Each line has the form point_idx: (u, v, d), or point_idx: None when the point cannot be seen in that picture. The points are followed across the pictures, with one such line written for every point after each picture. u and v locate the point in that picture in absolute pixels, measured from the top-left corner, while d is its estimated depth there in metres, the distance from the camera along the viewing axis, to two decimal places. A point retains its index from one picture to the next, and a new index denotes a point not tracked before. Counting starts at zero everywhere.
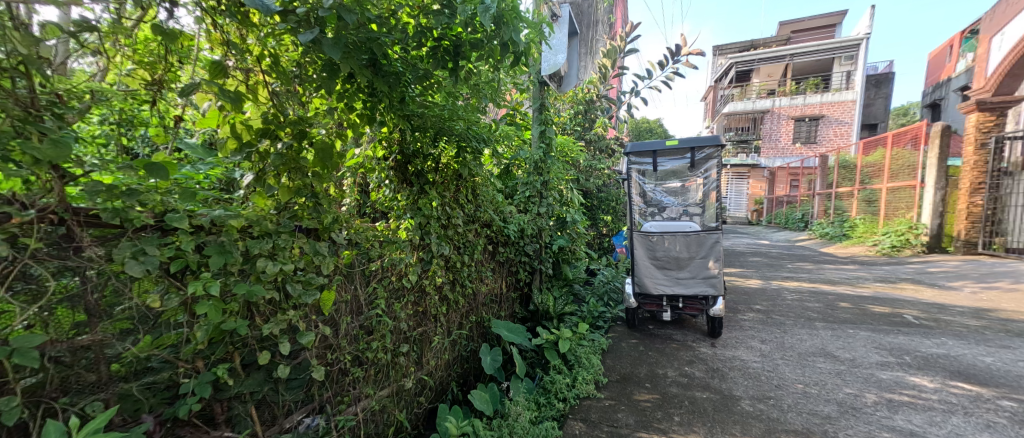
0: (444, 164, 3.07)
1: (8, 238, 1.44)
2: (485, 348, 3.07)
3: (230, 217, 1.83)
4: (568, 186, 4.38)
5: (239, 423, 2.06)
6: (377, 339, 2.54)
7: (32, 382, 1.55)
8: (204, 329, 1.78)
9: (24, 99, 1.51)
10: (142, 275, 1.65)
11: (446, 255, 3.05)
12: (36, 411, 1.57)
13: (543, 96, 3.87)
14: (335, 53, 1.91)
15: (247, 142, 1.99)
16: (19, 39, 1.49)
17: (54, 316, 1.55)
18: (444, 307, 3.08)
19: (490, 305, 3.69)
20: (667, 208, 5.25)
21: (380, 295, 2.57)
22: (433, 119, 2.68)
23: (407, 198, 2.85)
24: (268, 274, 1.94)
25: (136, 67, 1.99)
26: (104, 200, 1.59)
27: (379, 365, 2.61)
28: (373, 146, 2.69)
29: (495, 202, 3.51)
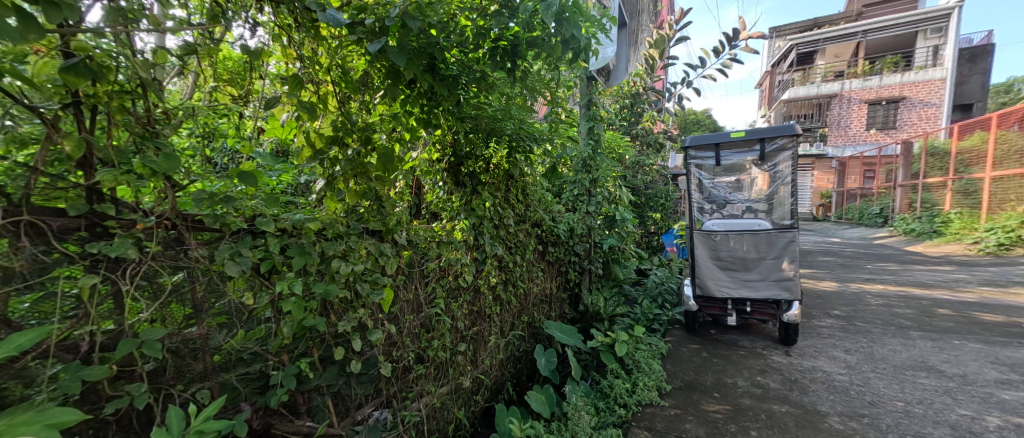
0: (494, 164, 2.99)
1: (135, 241, 1.66)
2: (540, 347, 2.79)
3: (308, 221, 1.97)
4: (616, 182, 3.97)
5: (318, 414, 2.16)
6: (437, 337, 2.52)
7: (152, 369, 1.77)
8: (289, 325, 1.92)
9: (143, 118, 1.75)
10: (239, 275, 1.83)
11: (498, 255, 2.96)
12: (157, 396, 1.77)
13: (592, 92, 3.68)
14: (401, 59, 2.01)
15: (319, 150, 2.08)
16: (140, 65, 1.67)
17: (169, 311, 1.78)
18: (497, 308, 2.97)
19: (541, 306, 3.61)
20: (730, 205, 4.99)
21: (439, 294, 2.53)
22: (487, 120, 2.63)
23: (460, 199, 2.78)
24: (341, 274, 2.04)
25: (221, 85, 2.23)
26: (207, 206, 1.78)
27: (438, 363, 2.60)
28: (428, 149, 2.65)
29: (545, 202, 3.44)
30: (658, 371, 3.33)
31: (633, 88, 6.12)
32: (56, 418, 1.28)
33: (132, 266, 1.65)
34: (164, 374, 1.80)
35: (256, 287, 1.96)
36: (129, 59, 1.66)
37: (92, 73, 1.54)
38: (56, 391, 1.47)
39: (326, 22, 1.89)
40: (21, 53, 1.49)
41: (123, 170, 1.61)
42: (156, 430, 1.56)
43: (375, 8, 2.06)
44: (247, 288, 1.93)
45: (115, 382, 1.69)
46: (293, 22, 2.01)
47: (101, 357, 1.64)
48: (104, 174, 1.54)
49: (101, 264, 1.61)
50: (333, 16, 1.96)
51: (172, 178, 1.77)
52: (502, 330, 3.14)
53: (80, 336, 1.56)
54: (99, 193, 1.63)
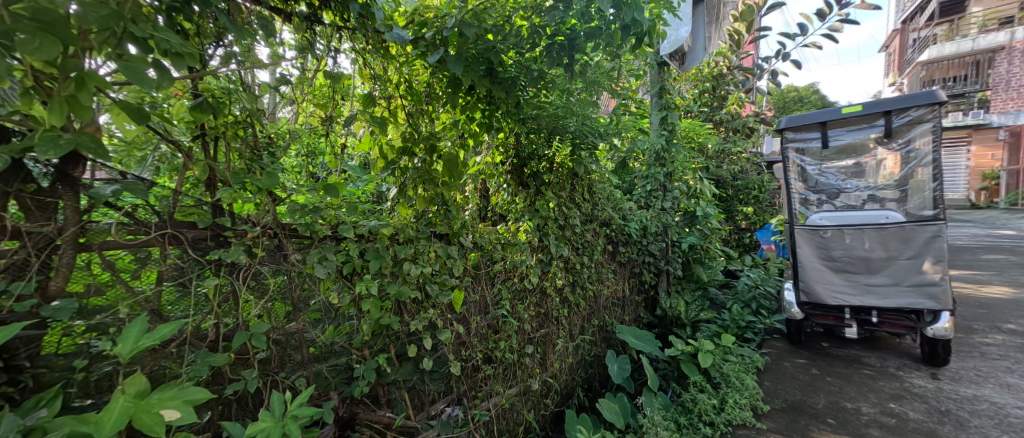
0: (558, 163, 2.82)
1: (246, 248, 1.93)
2: (612, 353, 2.70)
3: (382, 226, 2.08)
4: (696, 174, 3.58)
5: (397, 406, 2.26)
6: (504, 339, 2.49)
7: (263, 356, 2.02)
8: (368, 323, 2.06)
9: (251, 142, 2.03)
10: (326, 276, 2.01)
11: (565, 257, 2.82)
12: (265, 381, 2.03)
13: (664, 78, 3.38)
14: (458, 67, 2.07)
15: (390, 160, 2.20)
16: (246, 96, 1.99)
17: (274, 307, 2.03)
18: (565, 310, 2.83)
19: (614, 309, 3.39)
20: (844, 194, 4.23)
21: (504, 295, 2.49)
22: (549, 119, 2.56)
23: (524, 201, 2.70)
24: (412, 276, 2.14)
25: (315, 109, 2.36)
26: (302, 215, 1.97)
27: (507, 364, 2.57)
28: (491, 152, 2.67)
29: (614, 199, 3.23)
30: (752, 386, 2.95)
31: (714, 69, 5.71)
32: (190, 395, 1.53)
33: (244, 268, 1.92)
34: (272, 363, 2.05)
35: (340, 288, 2.12)
36: (239, 95, 1.97)
37: (213, 109, 1.81)
38: (189, 373, 1.77)
39: (392, 41, 1.98)
40: (169, 99, 1.92)
41: (238, 188, 1.89)
42: (262, 412, 1.80)
43: (433, 21, 2.13)
44: (336, 289, 2.10)
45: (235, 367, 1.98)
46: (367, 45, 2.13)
47: (224, 345, 1.93)
48: (224, 193, 1.83)
49: (223, 268, 1.89)
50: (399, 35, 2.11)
51: (274, 193, 2.03)
52: (572, 333, 2.98)
53: (208, 328, 1.87)
54: (221, 209, 1.93)
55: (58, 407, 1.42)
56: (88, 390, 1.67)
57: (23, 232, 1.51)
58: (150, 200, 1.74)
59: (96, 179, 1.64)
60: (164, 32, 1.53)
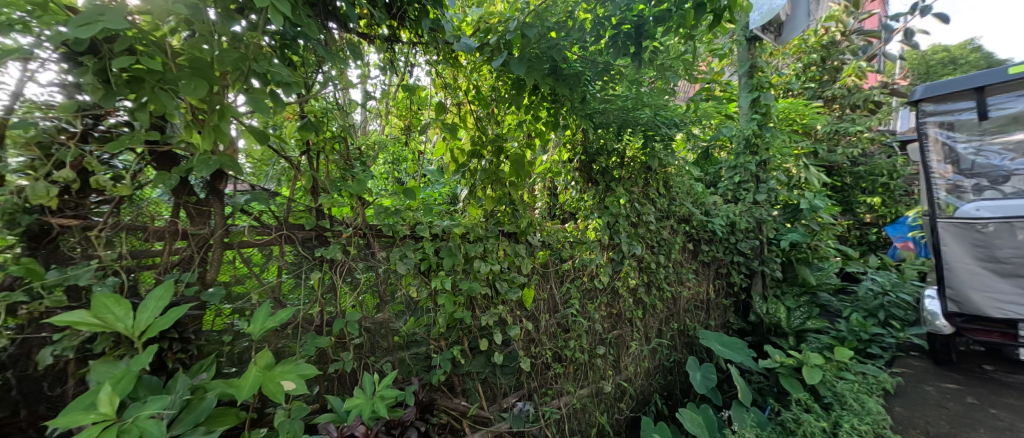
0: (630, 157, 2.72)
1: (343, 247, 2.11)
2: (694, 361, 2.62)
3: (454, 225, 2.20)
4: (798, 161, 3.12)
5: (471, 396, 2.37)
6: (574, 338, 2.49)
7: (359, 342, 2.19)
8: (443, 316, 2.20)
9: (347, 153, 2.18)
10: (406, 273, 2.15)
11: (638, 255, 2.68)
12: (360, 364, 2.20)
13: (755, 55, 3.03)
14: (520, 68, 2.09)
15: (460, 163, 2.28)
16: (339, 115, 2.12)
17: (366, 299, 2.20)
18: (641, 312, 2.70)
19: (696, 312, 3.13)
20: (1013, 178, 3.55)
21: (574, 294, 2.48)
22: (617, 112, 2.49)
23: (593, 198, 2.62)
24: (482, 273, 2.23)
25: (399, 119, 2.48)
26: (385, 217, 2.11)
27: (578, 364, 2.55)
28: (558, 150, 2.63)
29: (694, 193, 2.99)
30: (878, 412, 2.37)
31: (823, 38, 5.16)
32: (302, 369, 1.83)
33: (343, 264, 2.13)
34: (365, 350, 2.22)
35: (419, 283, 2.24)
36: (330, 112, 2.11)
37: (314, 127, 2.01)
38: (302, 352, 1.98)
39: (460, 49, 2.15)
40: (282, 122, 2.13)
41: (334, 195, 2.06)
42: (356, 389, 1.95)
43: (496, 26, 2.19)
44: (417, 283, 2.22)
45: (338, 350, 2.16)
46: (438, 57, 2.25)
47: (328, 330, 2.15)
48: (324, 199, 2.01)
49: (326, 264, 2.12)
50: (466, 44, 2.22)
51: (362, 198, 2.18)
52: (648, 336, 2.84)
53: (315, 314, 2.08)
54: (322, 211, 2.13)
55: (214, 371, 1.78)
56: (234, 360, 2.04)
57: (188, 234, 1.91)
58: (273, 207, 2.02)
59: (238, 192, 2.02)
60: (277, 66, 1.81)
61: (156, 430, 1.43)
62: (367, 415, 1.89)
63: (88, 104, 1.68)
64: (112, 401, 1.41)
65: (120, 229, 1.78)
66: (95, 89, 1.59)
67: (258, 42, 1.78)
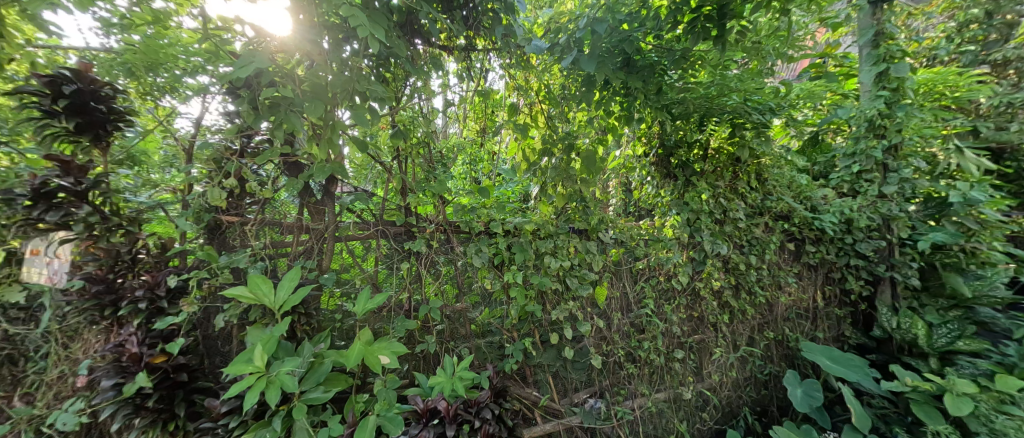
0: (715, 149, 2.57)
1: (426, 242, 2.36)
2: (792, 375, 2.39)
3: (525, 222, 2.28)
4: (946, 144, 2.55)
5: (542, 387, 2.44)
6: (649, 339, 2.44)
7: (442, 327, 2.40)
8: (514, 308, 2.30)
9: (431, 157, 2.39)
10: (482, 266, 2.30)
11: (724, 255, 2.53)
12: (443, 346, 2.42)
13: (888, 17, 2.51)
14: (591, 66, 2.05)
15: (532, 162, 2.39)
16: (423, 123, 2.34)
17: (446, 289, 2.40)
18: (726, 317, 2.53)
19: (800, 322, 2.78)
20: None
21: (649, 294, 2.44)
22: (699, 101, 2.37)
23: (672, 193, 2.54)
24: (552, 269, 2.29)
25: (474, 121, 2.61)
26: (464, 214, 2.31)
27: (654, 367, 2.49)
28: (633, 144, 2.63)
29: (798, 186, 2.64)
30: None
31: None
32: (396, 347, 2.08)
33: (428, 256, 2.37)
34: (446, 335, 2.42)
35: (493, 275, 2.39)
36: (413, 122, 2.32)
37: (403, 136, 2.24)
38: (394, 332, 2.24)
39: (531, 51, 2.17)
40: (377, 131, 2.36)
41: (420, 194, 2.29)
42: (438, 368, 2.14)
43: (566, 25, 2.20)
44: (491, 276, 2.38)
45: (423, 333, 2.40)
46: (511, 60, 2.36)
47: (415, 314, 2.38)
48: (412, 199, 2.25)
49: (412, 256, 2.36)
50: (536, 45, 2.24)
51: (443, 197, 2.37)
52: (735, 344, 2.62)
53: (404, 300, 2.34)
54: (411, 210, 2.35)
55: (329, 342, 2.10)
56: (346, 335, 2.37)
57: (310, 229, 2.30)
58: (371, 206, 2.33)
59: (344, 192, 2.36)
60: (373, 84, 2.06)
61: (292, 384, 1.83)
62: (448, 392, 2.08)
63: (246, 128, 2.20)
64: (265, 358, 1.84)
65: (262, 224, 2.25)
66: (249, 114, 2.03)
67: (359, 65, 2.06)
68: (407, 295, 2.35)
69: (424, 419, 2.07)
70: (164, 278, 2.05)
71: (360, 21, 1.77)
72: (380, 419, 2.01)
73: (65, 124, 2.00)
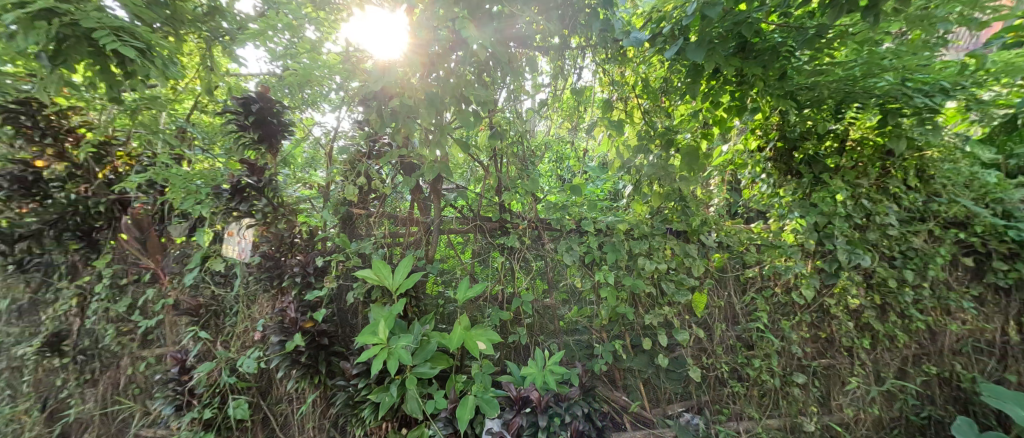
0: (857, 141, 2.21)
1: (520, 237, 2.46)
2: (964, 419, 1.93)
3: (617, 222, 2.24)
4: None
5: (632, 393, 2.36)
6: (760, 357, 2.21)
7: (531, 321, 2.46)
8: (605, 309, 2.25)
9: (524, 157, 2.51)
10: (572, 264, 2.31)
11: (865, 267, 2.17)
12: (535, 340, 2.47)
13: None
14: (699, 56, 1.86)
15: (626, 160, 2.28)
16: (519, 123, 2.47)
17: (536, 283, 2.47)
18: (867, 342, 2.15)
19: (978, 358, 2.19)
20: None
21: (761, 307, 2.22)
22: (836, 86, 2.01)
23: (795, 193, 2.26)
24: (646, 271, 2.19)
25: (562, 119, 2.63)
26: (554, 212, 2.34)
27: (765, 389, 2.24)
28: (745, 138, 2.41)
29: (982, 186, 2.12)
30: None
31: None
32: (490, 335, 2.13)
33: (522, 252, 2.45)
34: (535, 329, 2.47)
35: (581, 274, 2.37)
36: (505, 122, 2.42)
37: (498, 136, 2.38)
38: (488, 322, 2.34)
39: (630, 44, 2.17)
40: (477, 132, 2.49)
41: (514, 192, 2.41)
42: (530, 359, 2.16)
43: (671, 13, 2.06)
44: (579, 275, 2.37)
45: (514, 324, 2.47)
46: (606, 55, 2.34)
47: (508, 306, 2.46)
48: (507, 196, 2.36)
49: (506, 250, 2.48)
50: (637, 39, 2.17)
51: (536, 194, 2.44)
52: (879, 375, 2.21)
53: (498, 291, 2.45)
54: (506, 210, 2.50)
55: (432, 325, 2.26)
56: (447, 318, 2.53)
57: (419, 221, 2.56)
58: (469, 202, 2.53)
59: (449, 189, 2.58)
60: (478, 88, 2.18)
61: (407, 358, 2.01)
62: (541, 383, 2.08)
63: (372, 133, 2.56)
64: (387, 331, 2.07)
65: (383, 216, 2.58)
66: (376, 121, 2.30)
67: (464, 73, 2.18)
68: (504, 287, 2.45)
69: (517, 406, 2.09)
70: (313, 259, 2.45)
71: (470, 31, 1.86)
72: (479, 399, 2.09)
73: (252, 135, 2.60)
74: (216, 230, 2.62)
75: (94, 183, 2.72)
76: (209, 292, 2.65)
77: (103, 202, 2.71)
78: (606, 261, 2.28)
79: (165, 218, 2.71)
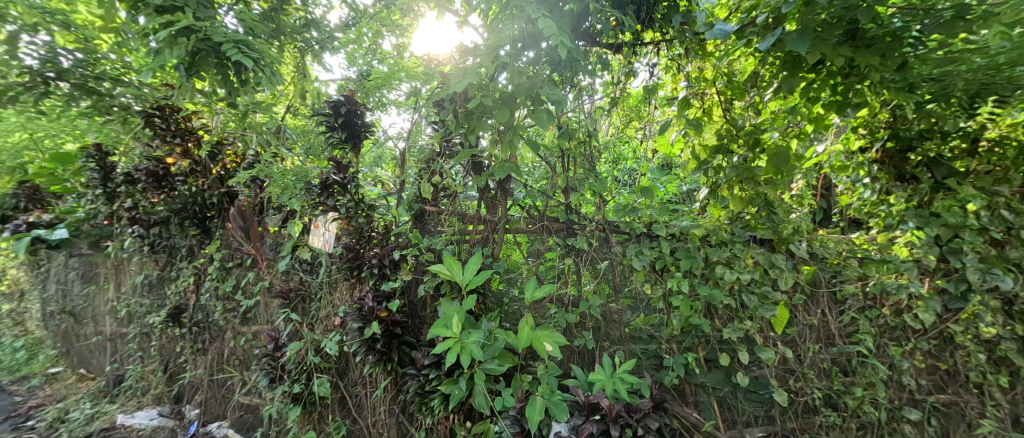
0: (993, 141, 1.88)
1: (587, 240, 2.37)
2: None
3: (693, 227, 2.09)
4: None
5: (705, 410, 2.22)
6: (861, 385, 1.97)
7: (596, 325, 2.40)
8: (677, 319, 2.13)
9: (591, 157, 2.47)
10: (641, 269, 2.20)
11: (1005, 292, 1.83)
12: (601, 345, 2.40)
13: None
14: (801, 45, 1.66)
15: (703, 160, 2.12)
16: (588, 121, 2.42)
17: (602, 287, 2.39)
18: (1004, 379, 1.82)
19: None
20: None
21: (864, 328, 1.97)
22: (973, 77, 1.72)
23: (908, 200, 1.98)
24: (725, 281, 2.03)
25: (619, 118, 2.57)
26: (623, 214, 2.25)
27: (865, 421, 1.99)
28: (846, 137, 2.14)
29: None
30: None
31: None
32: (559, 337, 2.10)
33: (591, 255, 2.40)
34: (600, 334, 2.40)
35: (651, 281, 2.27)
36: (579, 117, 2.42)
37: (568, 135, 2.36)
38: (553, 323, 2.32)
39: (714, 37, 1.85)
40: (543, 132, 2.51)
41: (583, 192, 2.39)
42: (598, 366, 2.09)
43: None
44: (647, 281, 2.27)
45: (580, 328, 2.42)
46: (683, 50, 2.25)
47: (574, 309, 2.42)
48: (575, 197, 2.35)
49: (572, 252, 2.43)
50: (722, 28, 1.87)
51: (602, 195, 2.38)
52: (1017, 420, 1.87)
53: (563, 293, 2.41)
54: (574, 212, 2.44)
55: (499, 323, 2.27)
56: (510, 317, 2.53)
57: (486, 219, 2.59)
58: (536, 202, 2.50)
59: (516, 188, 2.58)
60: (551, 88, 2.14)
61: (480, 353, 2.03)
62: (611, 391, 2.01)
63: (445, 134, 2.60)
64: (460, 325, 2.10)
65: (454, 214, 2.60)
66: (454, 123, 2.36)
67: (537, 73, 2.18)
68: (573, 287, 2.42)
69: (586, 412, 2.04)
70: (389, 252, 2.57)
71: (550, 24, 1.87)
72: (547, 402, 2.06)
73: (340, 135, 2.81)
74: (306, 222, 2.82)
75: (210, 178, 3.11)
76: (297, 278, 2.89)
77: (216, 194, 3.07)
78: (680, 268, 2.15)
79: (263, 210, 3.02)
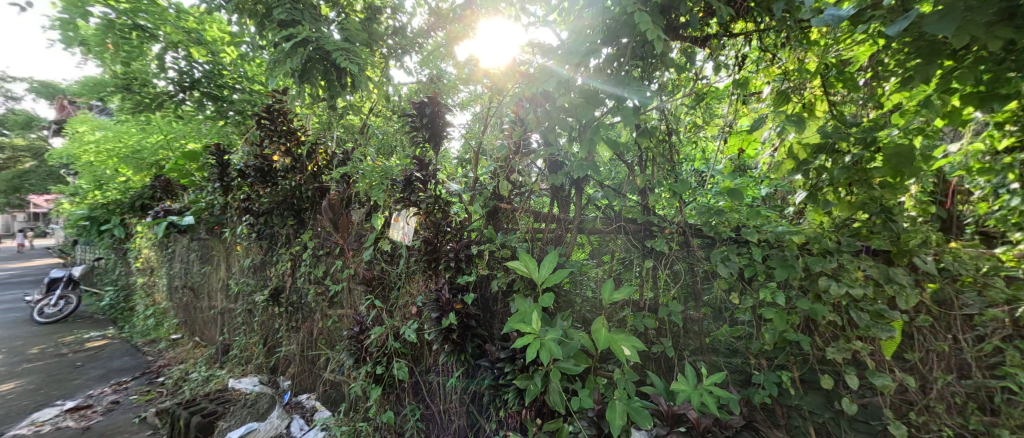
0: None
1: (667, 242, 2.24)
2: None
3: (789, 233, 1.91)
4: None
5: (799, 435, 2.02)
6: (1007, 427, 1.68)
7: (676, 333, 2.28)
8: (770, 333, 1.95)
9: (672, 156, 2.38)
10: (728, 276, 2.03)
11: None
12: (680, 355, 2.28)
13: None
14: (944, 29, 1.44)
15: (803, 160, 1.92)
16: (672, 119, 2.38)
17: (683, 293, 2.27)
18: None
19: None
20: None
21: (1013, 361, 1.66)
22: None
23: None
24: (830, 295, 1.84)
25: (693, 119, 2.54)
26: (706, 217, 2.11)
27: None
28: (987, 134, 1.83)
29: None
30: None
31: None
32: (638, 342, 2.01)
33: (671, 260, 2.27)
34: (679, 343, 2.28)
35: (737, 289, 2.10)
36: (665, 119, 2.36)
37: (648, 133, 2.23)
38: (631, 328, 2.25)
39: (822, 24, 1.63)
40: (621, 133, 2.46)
41: (664, 190, 2.32)
42: (680, 376, 1.98)
43: None
44: (733, 290, 2.10)
45: (657, 334, 2.32)
46: (784, 40, 2.07)
47: (650, 314, 2.32)
48: (655, 196, 2.29)
49: (651, 255, 2.33)
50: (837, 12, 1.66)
51: (684, 196, 2.23)
52: None
53: (642, 297, 2.34)
54: (651, 215, 2.35)
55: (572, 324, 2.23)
56: (583, 318, 2.50)
57: (560, 218, 2.58)
58: (614, 202, 2.45)
59: (592, 188, 2.53)
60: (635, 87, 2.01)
61: (558, 352, 1.99)
62: (696, 404, 1.90)
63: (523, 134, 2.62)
64: (538, 322, 2.10)
65: (529, 211, 2.64)
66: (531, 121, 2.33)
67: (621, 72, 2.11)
68: (650, 290, 2.33)
69: (669, 423, 1.96)
70: (467, 247, 2.61)
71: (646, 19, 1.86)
72: (626, 406, 1.97)
73: (422, 134, 2.95)
74: (388, 216, 3.02)
75: (306, 174, 3.36)
76: (379, 268, 3.06)
77: (310, 188, 3.33)
78: (773, 277, 1.98)
79: (350, 203, 3.25)
